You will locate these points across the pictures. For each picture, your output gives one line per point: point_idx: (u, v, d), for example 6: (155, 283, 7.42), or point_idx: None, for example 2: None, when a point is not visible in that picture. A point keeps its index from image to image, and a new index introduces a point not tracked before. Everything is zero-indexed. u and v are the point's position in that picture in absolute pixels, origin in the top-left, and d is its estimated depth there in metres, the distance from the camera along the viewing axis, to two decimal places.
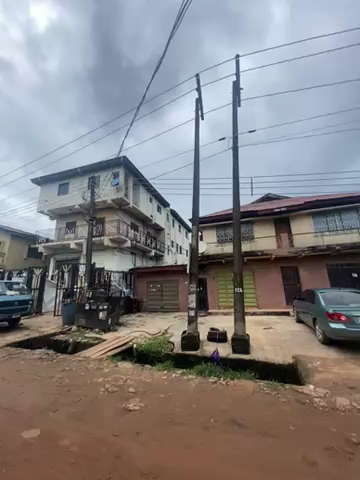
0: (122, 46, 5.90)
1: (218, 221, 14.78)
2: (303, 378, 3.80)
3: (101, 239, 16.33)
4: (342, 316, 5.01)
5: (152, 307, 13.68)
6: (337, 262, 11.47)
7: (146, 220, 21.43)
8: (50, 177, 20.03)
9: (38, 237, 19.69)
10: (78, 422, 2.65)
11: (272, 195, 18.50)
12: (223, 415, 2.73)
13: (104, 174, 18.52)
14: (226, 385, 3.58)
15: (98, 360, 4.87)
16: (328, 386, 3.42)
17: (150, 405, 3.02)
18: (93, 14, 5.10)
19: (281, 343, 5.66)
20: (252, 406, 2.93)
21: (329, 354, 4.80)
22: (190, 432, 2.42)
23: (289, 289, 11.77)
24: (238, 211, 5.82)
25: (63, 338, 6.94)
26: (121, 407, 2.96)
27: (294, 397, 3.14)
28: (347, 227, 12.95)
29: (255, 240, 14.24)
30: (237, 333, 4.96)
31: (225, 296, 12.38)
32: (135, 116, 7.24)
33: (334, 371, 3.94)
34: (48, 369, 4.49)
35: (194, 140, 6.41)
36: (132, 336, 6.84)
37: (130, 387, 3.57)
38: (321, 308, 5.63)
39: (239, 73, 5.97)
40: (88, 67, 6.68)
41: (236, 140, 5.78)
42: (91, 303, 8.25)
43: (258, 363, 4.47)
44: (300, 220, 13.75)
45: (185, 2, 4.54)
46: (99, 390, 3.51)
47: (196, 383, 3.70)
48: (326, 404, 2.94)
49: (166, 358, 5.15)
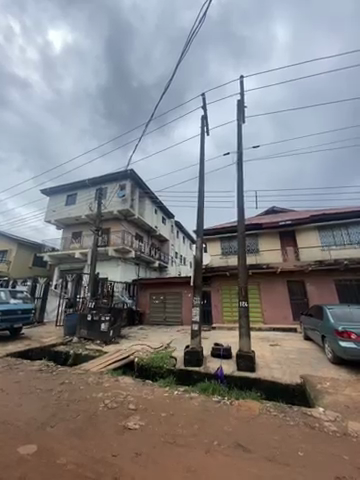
0: (133, 68, 6.30)
1: (223, 233, 14.78)
2: (312, 400, 3.59)
3: (106, 249, 16.42)
4: (352, 334, 4.81)
5: (155, 319, 13.45)
6: (346, 277, 11.18)
7: (151, 231, 21.58)
8: (59, 188, 20.66)
9: (44, 246, 19.97)
10: (76, 439, 2.53)
11: (277, 208, 18.48)
12: (227, 438, 2.57)
13: (111, 185, 19.00)
14: (231, 406, 3.39)
15: (99, 374, 4.74)
16: (339, 409, 3.22)
17: (150, 424, 2.87)
18: (105, 39, 5.50)
19: (289, 361, 5.42)
20: (258, 430, 2.75)
21: (339, 375, 4.56)
22: (192, 455, 2.28)
23: (296, 304, 11.44)
24: (242, 223, 5.79)
25: (63, 350, 6.79)
26: (120, 426, 2.83)
27: (302, 420, 2.96)
28: (354, 240, 12.75)
29: (260, 253, 14.11)
30: (242, 349, 4.78)
31: (230, 310, 12.11)
32: (143, 132, 7.51)
33: (345, 393, 3.71)
34: (46, 382, 4.36)
35: (199, 154, 6.56)
36: (133, 349, 6.65)
37: (130, 404, 3.43)
38: (330, 326, 5.44)
39: (243, 93, 6.23)
40: (99, 84, 7.14)
41: (240, 155, 5.91)
42: (93, 314, 8.14)
43: (264, 381, 4.27)
44: (306, 233, 13.64)
45: (193, 30, 4.85)
46: (98, 406, 3.37)
47: (199, 402, 3.53)
48: (336, 429, 2.75)
49: (167, 374, 4.97)
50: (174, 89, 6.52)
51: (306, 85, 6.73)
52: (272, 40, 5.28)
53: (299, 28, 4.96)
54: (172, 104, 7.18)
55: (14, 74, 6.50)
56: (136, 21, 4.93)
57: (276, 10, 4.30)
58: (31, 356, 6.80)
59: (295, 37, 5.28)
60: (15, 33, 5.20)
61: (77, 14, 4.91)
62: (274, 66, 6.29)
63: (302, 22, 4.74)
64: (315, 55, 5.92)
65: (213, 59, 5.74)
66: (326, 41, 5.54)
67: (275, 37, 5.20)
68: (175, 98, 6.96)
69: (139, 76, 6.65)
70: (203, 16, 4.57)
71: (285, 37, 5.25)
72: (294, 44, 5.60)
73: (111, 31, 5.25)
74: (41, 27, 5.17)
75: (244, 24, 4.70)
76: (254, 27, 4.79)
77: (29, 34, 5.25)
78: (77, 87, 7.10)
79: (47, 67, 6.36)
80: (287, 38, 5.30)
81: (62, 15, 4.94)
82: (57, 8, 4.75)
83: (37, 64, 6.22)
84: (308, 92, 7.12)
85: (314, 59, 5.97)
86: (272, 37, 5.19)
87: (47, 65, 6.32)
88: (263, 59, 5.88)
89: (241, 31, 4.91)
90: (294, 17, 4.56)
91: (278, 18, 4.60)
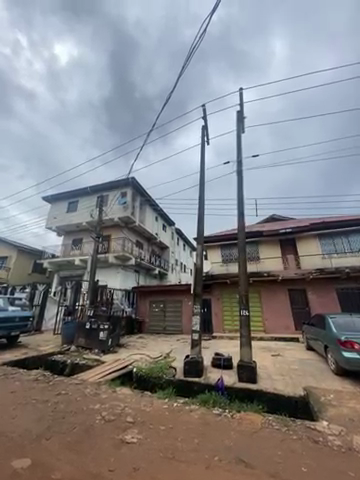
0: (136, 79, 6.50)
1: (223, 240, 14.79)
2: (316, 412, 3.48)
3: (106, 256, 16.40)
4: (355, 345, 4.71)
5: (155, 328, 13.24)
6: (348, 285, 11.08)
7: (151, 238, 21.59)
8: (60, 195, 20.86)
9: (44, 252, 19.96)
10: (72, 453, 2.45)
11: (278, 216, 18.57)
12: (228, 453, 2.48)
13: (112, 193, 19.20)
14: (232, 419, 3.29)
15: (96, 384, 4.62)
16: (343, 423, 3.11)
17: (149, 438, 2.77)
18: (109, 51, 5.72)
19: (291, 372, 5.29)
20: (260, 445, 2.65)
21: (344, 387, 4.44)
22: (192, 470, 2.19)
23: (297, 313, 11.28)
24: (243, 228, 5.79)
25: (60, 359, 6.66)
26: (118, 439, 2.74)
27: (306, 434, 2.86)
28: (355, 249, 12.73)
29: (261, 261, 14.05)
30: (243, 359, 4.68)
31: (231, 318, 11.94)
32: (144, 141, 7.64)
33: (349, 406, 3.61)
34: (43, 393, 4.25)
35: (200, 163, 6.67)
36: (132, 359, 6.51)
37: (128, 416, 3.33)
38: (332, 336, 5.34)
39: (243, 104, 6.35)
40: (103, 96, 7.39)
41: (240, 165, 6.00)
42: (92, 322, 8.02)
43: (267, 394, 4.14)
44: (306, 241, 13.66)
45: (194, 44, 4.95)
46: (95, 418, 3.26)
47: (199, 414, 3.42)
48: (342, 443, 2.65)
49: (167, 385, 4.85)
50: (175, 100, 6.64)
51: (306, 97, 6.90)
52: (270, 52, 5.51)
53: (297, 42, 5.16)
54: (174, 114, 7.32)
55: (20, 85, 6.72)
56: (139, 36, 5.15)
57: (274, 25, 4.51)
58: (27, 364, 6.67)
59: (294, 50, 5.48)
60: (23, 46, 5.42)
61: (83, 30, 5.11)
62: (274, 78, 6.46)
63: (300, 36, 4.94)
64: (313, 67, 6.12)
65: (213, 72, 5.95)
66: (322, 54, 5.75)
67: (273, 50, 5.40)
68: (177, 108, 7.12)
69: (141, 87, 6.86)
70: (203, 32, 4.66)
71: (283, 50, 5.48)
72: (292, 57, 5.82)
73: (115, 44, 5.49)
74: (49, 42, 5.39)
75: (243, 39, 4.93)
76: (252, 41, 5.01)
77: (36, 47, 5.47)
78: (80, 98, 7.31)
79: (53, 79, 6.60)
80: (285, 51, 5.52)
81: (68, 30, 5.14)
82: (64, 24, 4.97)
83: (43, 76, 6.46)
84: (307, 103, 7.30)
85: (313, 71, 6.14)
86: (270, 50, 5.40)
87: (52, 78, 6.57)
88: (262, 70, 6.11)
89: (240, 46, 5.17)
90: (292, 30, 4.73)
91: (276, 33, 4.81)
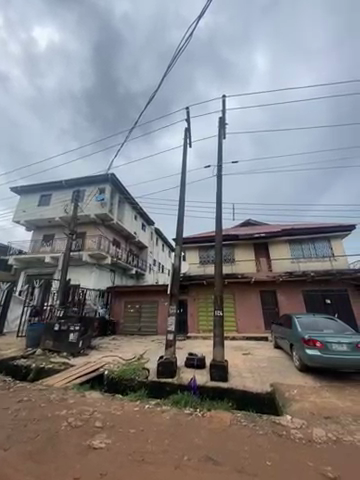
0: (121, 74, 6.38)
1: (201, 242, 15.05)
2: (281, 408, 3.69)
3: (80, 254, 15.64)
4: (317, 342, 5.11)
5: (129, 329, 12.94)
6: (312, 288, 12.00)
7: (129, 237, 21.14)
8: (32, 188, 19.44)
9: (10, 248, 18.31)
10: (33, 463, 2.28)
11: (253, 221, 19.49)
12: (198, 452, 2.52)
13: (90, 188, 18.43)
14: (203, 418, 3.35)
15: (63, 389, 4.37)
16: (305, 417, 3.34)
17: (119, 442, 2.69)
18: (93, 40, 5.49)
19: (260, 370, 5.54)
20: (229, 441, 2.73)
21: (306, 382, 4.78)
22: (162, 472, 2.17)
23: (268, 313, 11.91)
24: (220, 230, 5.97)
25: (24, 363, 6.15)
26: (85, 445, 2.61)
27: (271, 428, 3.02)
28: (320, 254, 13.87)
29: (236, 263, 14.57)
30: (216, 359, 4.78)
31: (205, 319, 12.18)
32: (126, 139, 7.45)
33: (310, 400, 3.89)
34: (1, 401, 3.88)
35: (181, 165, 6.71)
36: (103, 361, 6.27)
37: (97, 421, 3.18)
38: (298, 334, 5.72)
39: (225, 111, 6.56)
40: (84, 87, 7.06)
41: (220, 169, 6.17)
42: (61, 324, 7.57)
43: (237, 392, 4.27)
44: (278, 246, 14.52)
45: (180, 47, 4.95)
46: (61, 425, 3.08)
47: (171, 415, 3.41)
48: (303, 436, 2.85)
49: (139, 387, 4.76)
50: (160, 100, 6.61)
51: (283, 110, 7.39)
52: (253, 64, 5.80)
53: (277, 57, 5.53)
54: (157, 113, 7.29)
55: None
56: (126, 32, 5.09)
57: (257, 37, 4.73)
58: None
59: (274, 65, 5.85)
60: None
61: (66, 16, 4.81)
62: (254, 90, 6.83)
63: (281, 53, 5.32)
64: (290, 84, 6.60)
65: (199, 77, 6.06)
66: (299, 72, 6.24)
67: (256, 62, 5.71)
68: (160, 108, 7.08)
69: (126, 82, 6.74)
70: (190, 36, 4.69)
71: (264, 64, 5.82)
72: (272, 72, 6.21)
73: (99, 34, 5.31)
74: (27, 22, 4.95)
75: (228, 46, 5.11)
76: (238, 50, 5.21)
77: (12, 26, 5.00)
78: (59, 87, 6.88)
79: (29, 61, 6.12)
80: (266, 65, 5.86)
81: (51, 15, 4.80)
82: (46, 6, 4.57)
83: (19, 58, 5.96)
84: (284, 116, 7.83)
85: (291, 87, 6.63)
86: (253, 62, 5.69)
87: (30, 60, 6.10)
88: (244, 82, 6.42)
89: (226, 54, 5.38)
90: (274, 45, 5.02)
91: (259, 46, 5.08)
